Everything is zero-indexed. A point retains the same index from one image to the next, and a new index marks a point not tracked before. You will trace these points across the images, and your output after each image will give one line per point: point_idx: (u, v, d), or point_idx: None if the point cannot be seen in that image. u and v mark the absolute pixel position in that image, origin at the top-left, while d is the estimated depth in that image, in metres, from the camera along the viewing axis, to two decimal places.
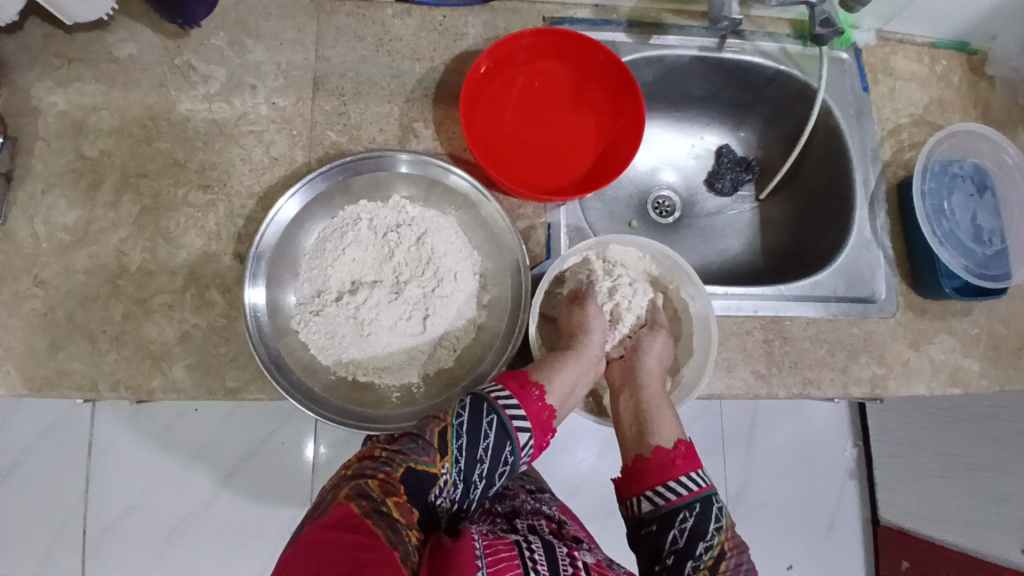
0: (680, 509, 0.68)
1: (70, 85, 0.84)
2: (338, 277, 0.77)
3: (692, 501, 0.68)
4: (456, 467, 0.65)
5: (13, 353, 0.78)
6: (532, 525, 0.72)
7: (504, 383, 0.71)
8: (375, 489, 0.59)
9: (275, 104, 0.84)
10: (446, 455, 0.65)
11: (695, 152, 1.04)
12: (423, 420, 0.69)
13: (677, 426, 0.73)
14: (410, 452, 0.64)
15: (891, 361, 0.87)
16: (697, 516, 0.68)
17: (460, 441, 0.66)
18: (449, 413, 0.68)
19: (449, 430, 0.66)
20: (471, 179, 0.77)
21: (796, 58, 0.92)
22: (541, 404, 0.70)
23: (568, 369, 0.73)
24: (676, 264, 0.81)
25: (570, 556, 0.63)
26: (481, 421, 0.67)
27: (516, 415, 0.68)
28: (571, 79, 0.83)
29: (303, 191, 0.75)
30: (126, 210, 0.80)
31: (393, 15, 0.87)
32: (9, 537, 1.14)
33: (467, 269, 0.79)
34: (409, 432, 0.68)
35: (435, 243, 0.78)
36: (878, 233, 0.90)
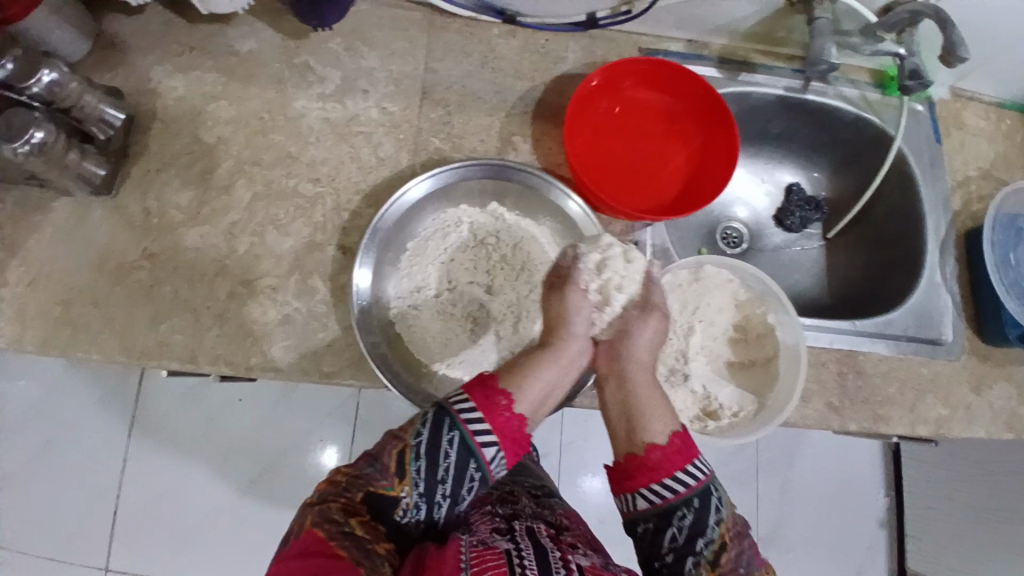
0: (678, 506, 0.65)
1: (190, 71, 0.88)
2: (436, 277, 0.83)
3: (690, 497, 0.65)
4: (416, 490, 0.64)
5: (116, 321, 0.81)
6: (530, 527, 0.69)
7: (471, 394, 0.68)
8: (338, 512, 0.59)
9: (385, 109, 0.88)
10: (405, 479, 0.64)
11: (766, 190, 1.08)
12: (385, 437, 0.67)
13: (671, 421, 0.70)
14: (367, 476, 0.64)
15: (955, 403, 0.88)
16: (695, 512, 0.65)
17: (418, 464, 0.64)
18: (409, 432, 0.65)
19: (407, 451, 0.64)
20: (585, 206, 0.82)
21: (875, 105, 0.96)
22: (509, 415, 0.67)
23: (546, 370, 0.71)
24: (767, 289, 0.77)
25: (563, 559, 0.61)
26: (441, 440, 0.64)
27: (478, 428, 0.65)
28: (666, 110, 0.87)
29: (421, 189, 0.81)
30: (239, 195, 0.84)
31: (499, 35, 0.92)
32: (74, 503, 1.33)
33: None
34: (370, 452, 0.66)
35: (530, 251, 0.84)
36: (946, 278, 0.93)
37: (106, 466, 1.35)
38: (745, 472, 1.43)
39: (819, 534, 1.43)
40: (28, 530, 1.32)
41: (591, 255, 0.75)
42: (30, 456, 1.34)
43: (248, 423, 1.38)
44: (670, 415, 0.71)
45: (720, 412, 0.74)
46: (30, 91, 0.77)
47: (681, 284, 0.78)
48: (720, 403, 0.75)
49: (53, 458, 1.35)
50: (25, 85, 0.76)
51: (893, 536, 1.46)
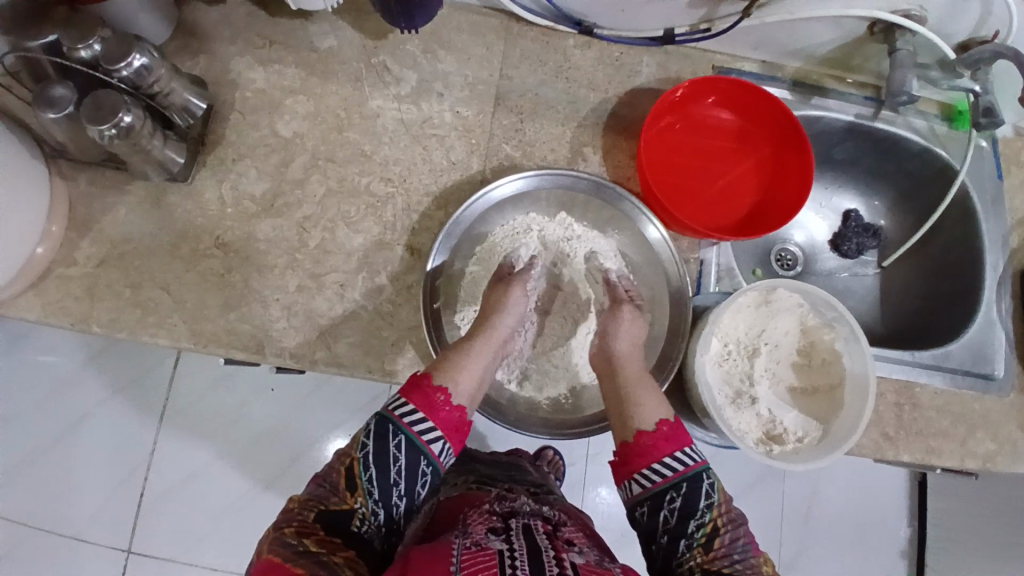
0: (667, 489, 0.67)
1: (271, 65, 0.90)
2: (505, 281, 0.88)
3: (679, 480, 0.67)
4: (372, 499, 0.65)
5: (184, 306, 0.82)
6: (527, 524, 0.70)
7: (408, 397, 0.70)
8: (291, 536, 0.58)
9: (459, 113, 0.89)
10: (357, 491, 0.65)
11: (822, 214, 1.09)
12: (335, 460, 0.68)
13: (660, 407, 0.73)
14: (320, 497, 0.64)
15: (1004, 440, 0.88)
16: (684, 495, 0.67)
17: (369, 474, 0.66)
18: (355, 446, 0.67)
19: (357, 464, 0.66)
20: (664, 232, 0.82)
21: (943, 138, 0.96)
22: (437, 398, 0.71)
23: (475, 362, 0.75)
24: (838, 316, 0.77)
25: (557, 557, 0.62)
26: (387, 445, 0.67)
27: (420, 423, 0.69)
28: (740, 131, 0.88)
29: (493, 194, 0.82)
30: (312, 190, 0.85)
31: (574, 45, 0.93)
32: (112, 480, 1.35)
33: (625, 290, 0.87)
34: (317, 477, 0.67)
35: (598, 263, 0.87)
36: (1002, 315, 0.93)
37: (137, 448, 1.36)
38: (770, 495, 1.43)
39: (838, 560, 1.43)
40: (56, 507, 1.34)
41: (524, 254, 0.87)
42: (63, 434, 1.36)
43: (276, 412, 1.39)
44: (660, 399, 0.74)
45: (784, 435, 0.76)
46: (117, 75, 0.75)
47: (750, 307, 0.78)
48: (784, 426, 0.76)
49: (86, 437, 1.36)
50: (115, 68, 0.75)
51: (913, 568, 1.45)
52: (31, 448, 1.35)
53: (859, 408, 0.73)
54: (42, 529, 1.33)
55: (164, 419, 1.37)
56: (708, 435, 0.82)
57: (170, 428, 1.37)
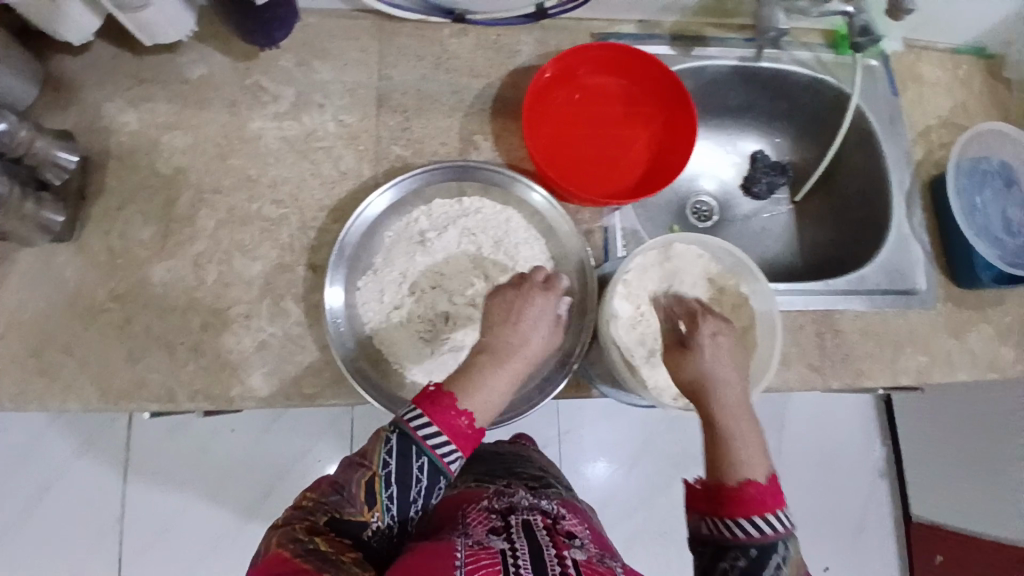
0: (734, 548, 0.56)
1: (142, 105, 0.87)
2: (423, 274, 0.81)
3: (749, 545, 0.56)
4: (389, 515, 0.60)
5: (90, 365, 0.80)
6: (527, 521, 0.67)
7: (431, 419, 0.61)
8: (301, 533, 0.55)
9: (342, 121, 0.87)
10: (375, 505, 0.59)
11: (731, 160, 1.09)
12: (350, 465, 0.62)
13: (763, 460, 0.61)
14: (333, 503, 0.59)
15: (934, 350, 0.90)
16: (750, 563, 0.55)
17: (389, 492, 0.59)
18: (375, 460, 0.60)
19: (377, 480, 0.59)
20: (548, 196, 0.81)
21: (830, 66, 0.97)
22: (456, 416, 0.62)
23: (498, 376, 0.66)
24: (738, 261, 0.79)
25: (558, 555, 0.58)
26: (410, 467, 0.59)
27: (433, 439, 0.60)
28: (626, 96, 0.87)
29: (392, 190, 0.80)
30: (202, 224, 0.83)
31: (450, 35, 0.91)
32: (82, 552, 1.31)
33: (539, 257, 0.82)
34: (334, 476, 0.62)
35: (506, 234, 0.82)
36: (916, 229, 0.94)
37: (103, 514, 1.33)
38: None
39: (818, 490, 1.44)
40: None
41: (431, 271, 0.81)
42: (21, 514, 1.31)
43: (235, 451, 1.37)
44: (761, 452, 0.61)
45: None
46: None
47: (654, 265, 0.79)
48: None
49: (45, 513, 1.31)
50: None
51: (894, 486, 1.47)
52: None
53: (768, 349, 0.75)
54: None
55: (127, 476, 1.34)
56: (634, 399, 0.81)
57: (136, 484, 1.34)
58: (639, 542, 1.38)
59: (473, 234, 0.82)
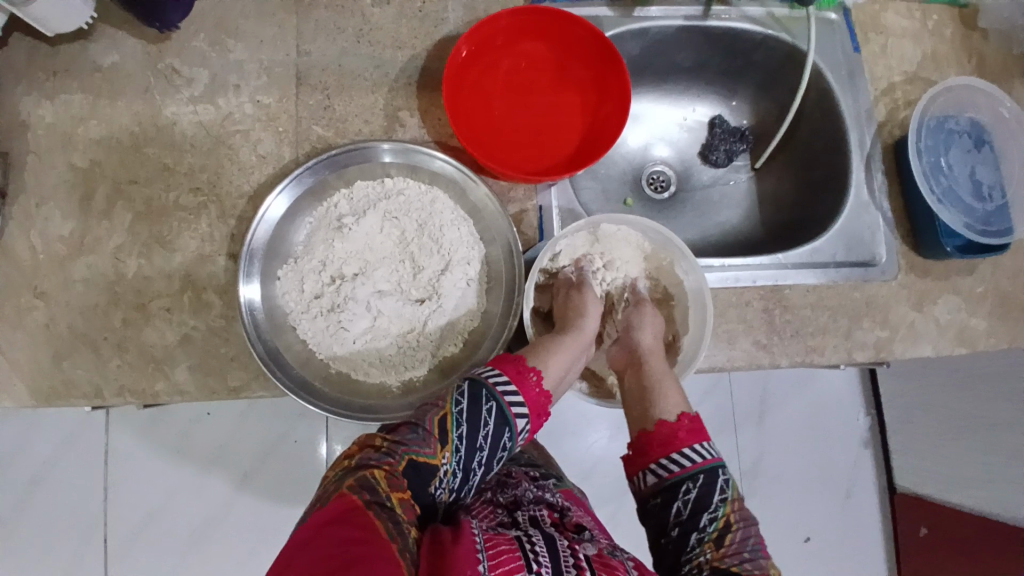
0: (683, 480, 0.67)
1: (56, 96, 0.84)
2: (345, 261, 0.78)
3: (696, 472, 0.67)
4: (456, 457, 0.62)
5: (19, 365, 0.79)
6: (534, 516, 0.67)
7: (520, 388, 0.67)
8: (380, 483, 0.55)
9: (260, 102, 0.84)
10: (446, 445, 0.62)
11: (687, 125, 1.03)
12: (421, 410, 0.65)
13: (683, 400, 0.72)
14: (410, 443, 0.60)
15: (896, 323, 0.85)
16: (701, 487, 0.67)
17: (460, 431, 0.63)
18: (448, 401, 0.65)
19: (449, 419, 0.63)
20: (456, 163, 0.76)
21: (784, 22, 0.90)
22: (538, 390, 0.69)
23: (569, 346, 0.72)
24: (667, 239, 0.78)
25: (571, 548, 0.61)
26: (480, 409, 0.65)
27: (516, 402, 0.67)
28: (554, 60, 0.82)
29: (290, 188, 0.75)
30: (120, 218, 0.81)
31: (371, 4, 0.86)
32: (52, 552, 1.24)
33: (466, 237, 0.78)
34: (407, 419, 0.63)
35: (430, 216, 0.79)
36: (876, 194, 0.88)
37: (70, 515, 1.25)
38: (720, 411, 1.38)
39: (803, 463, 1.38)
40: None
41: (354, 257, 0.78)
42: None
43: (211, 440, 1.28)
44: (681, 394, 0.73)
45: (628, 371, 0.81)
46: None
47: (584, 247, 0.80)
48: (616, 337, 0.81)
49: (12, 514, 1.24)
50: None
51: (880, 454, 1.39)
52: None
53: (700, 324, 0.76)
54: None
55: (110, 469, 1.26)
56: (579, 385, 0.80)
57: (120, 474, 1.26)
58: (617, 524, 1.29)
59: (395, 217, 0.79)
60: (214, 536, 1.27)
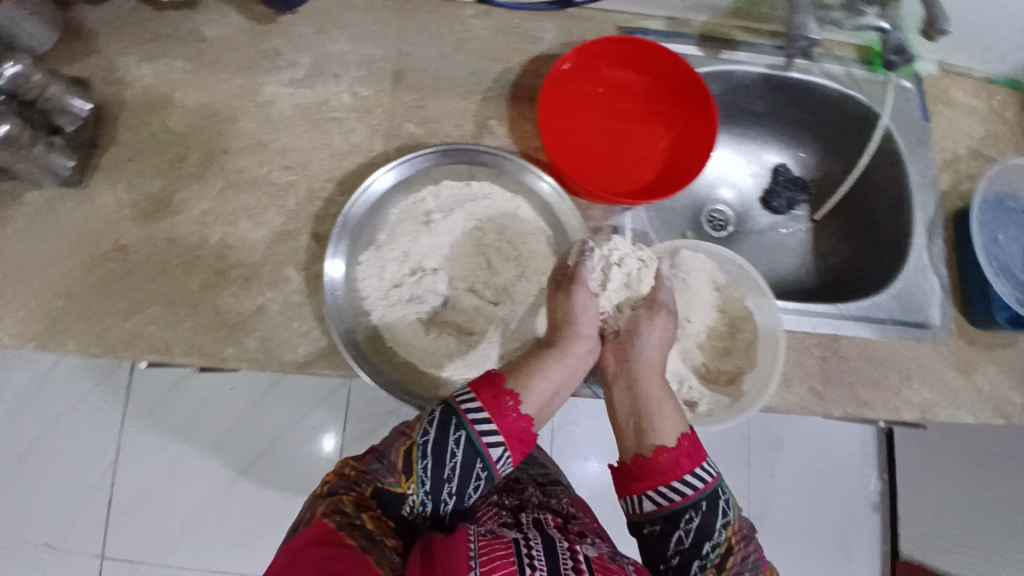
0: (685, 509, 0.65)
1: (158, 60, 0.86)
2: (426, 255, 0.81)
3: (699, 500, 0.66)
4: (423, 487, 0.64)
5: (90, 313, 0.80)
6: (537, 518, 0.67)
7: (495, 420, 0.67)
8: (349, 505, 0.59)
9: (357, 94, 0.86)
10: (411, 476, 0.64)
11: (752, 170, 1.06)
12: (392, 437, 0.68)
13: (680, 420, 0.70)
14: (376, 472, 0.64)
15: (940, 386, 0.87)
16: (703, 515, 0.65)
17: (426, 462, 0.64)
18: (416, 430, 0.66)
19: (415, 448, 0.65)
20: (556, 185, 0.80)
21: (861, 82, 0.94)
22: (515, 416, 0.68)
23: (555, 368, 0.73)
24: (744, 272, 0.78)
25: (570, 551, 0.59)
26: (448, 437, 0.65)
27: (489, 433, 0.66)
28: (650, 92, 0.85)
29: (390, 174, 0.79)
30: (211, 183, 0.83)
31: (473, 15, 0.89)
32: (66, 501, 1.28)
33: (544, 248, 0.82)
34: (376, 449, 0.67)
35: (512, 223, 0.82)
36: (935, 260, 0.91)
37: (88, 467, 1.29)
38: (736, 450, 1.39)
39: (811, 516, 1.38)
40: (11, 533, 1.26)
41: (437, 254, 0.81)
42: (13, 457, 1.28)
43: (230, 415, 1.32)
44: (678, 412, 0.72)
45: (695, 405, 0.75)
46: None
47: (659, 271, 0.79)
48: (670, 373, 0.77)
49: (37, 456, 1.28)
50: None
51: (887, 518, 1.41)
52: None
53: (768, 366, 0.74)
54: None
55: (127, 421, 1.31)
56: None
57: (134, 428, 1.30)
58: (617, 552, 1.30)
59: (480, 220, 0.82)
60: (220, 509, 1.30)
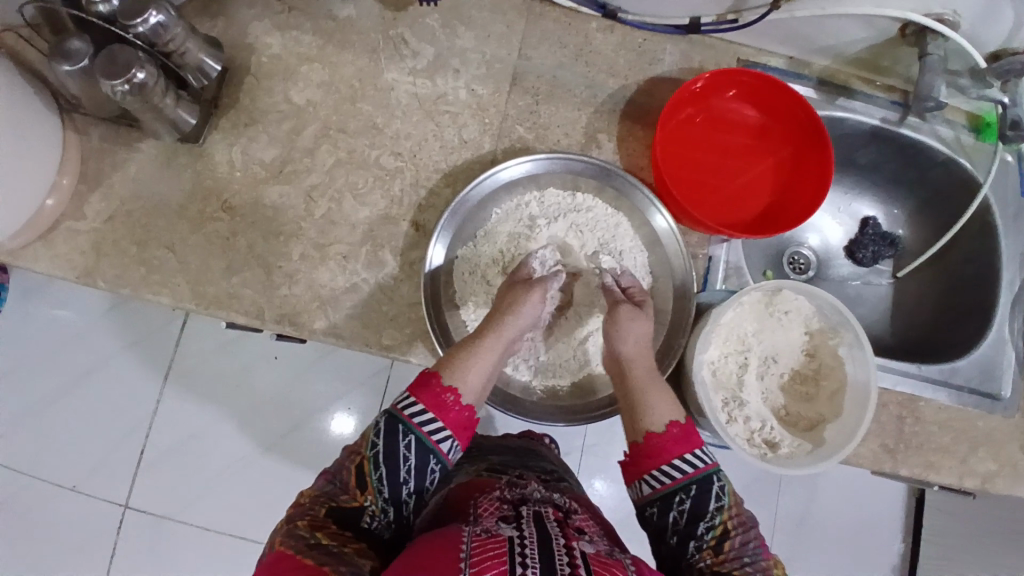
0: (676, 491, 0.68)
1: (287, 31, 0.88)
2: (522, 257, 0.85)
3: (688, 483, 0.68)
4: (381, 497, 0.64)
5: (188, 267, 0.82)
6: (538, 512, 0.65)
7: (436, 415, 0.68)
8: (304, 528, 0.57)
9: (474, 91, 0.88)
10: (367, 489, 0.65)
11: (840, 220, 1.07)
12: (343, 457, 0.68)
13: (672, 407, 0.72)
14: (329, 494, 0.64)
15: (1006, 461, 0.86)
16: (694, 498, 0.67)
17: (379, 473, 0.65)
18: (365, 445, 0.67)
19: (366, 462, 0.65)
20: (671, 222, 0.82)
21: (968, 150, 0.93)
22: (459, 408, 0.70)
23: (483, 357, 0.74)
24: (844, 321, 0.77)
25: (567, 548, 0.56)
26: (397, 445, 0.66)
27: (434, 429, 0.68)
28: (763, 130, 0.87)
29: (498, 175, 0.81)
30: (322, 158, 0.85)
31: (597, 29, 0.90)
32: (111, 439, 1.32)
33: (638, 265, 0.85)
34: (329, 472, 0.67)
35: (610, 237, 0.85)
36: (1015, 334, 0.91)
37: (136, 410, 1.33)
38: (768, 498, 1.36)
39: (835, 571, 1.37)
40: (55, 462, 1.31)
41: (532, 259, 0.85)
42: (67, 388, 1.33)
43: (275, 382, 1.35)
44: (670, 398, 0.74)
45: (776, 443, 0.77)
46: (115, 89, 0.71)
47: (755, 306, 0.80)
48: (746, 404, 0.78)
49: (91, 392, 1.33)
50: (130, 24, 0.71)
51: None
52: (35, 404, 1.32)
53: (855, 417, 0.75)
54: (29, 484, 1.30)
55: (168, 379, 1.34)
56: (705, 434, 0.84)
57: (174, 387, 1.34)
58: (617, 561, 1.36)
59: (581, 230, 0.85)
60: (254, 471, 1.33)
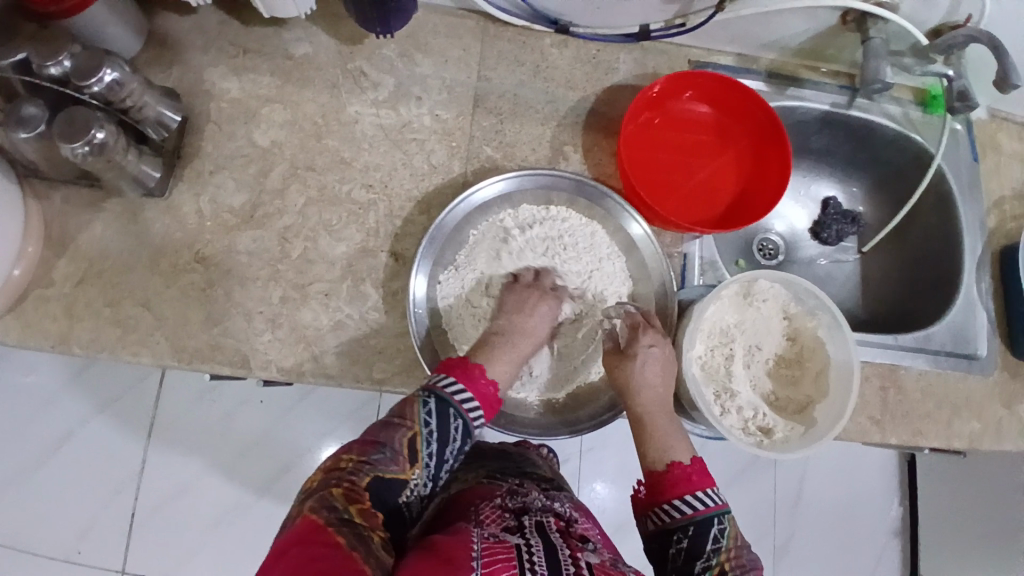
0: (676, 530, 0.70)
1: (244, 74, 0.87)
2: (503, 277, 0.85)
3: (687, 523, 0.69)
4: (426, 470, 0.69)
5: (166, 322, 0.80)
6: (540, 522, 0.66)
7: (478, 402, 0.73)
8: (341, 500, 0.58)
9: (438, 116, 0.88)
10: (416, 461, 0.68)
11: (802, 203, 1.10)
12: (388, 424, 0.69)
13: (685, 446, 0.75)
14: (378, 462, 0.65)
15: (988, 419, 0.89)
16: (692, 537, 0.69)
17: (431, 449, 0.69)
18: (417, 421, 0.68)
19: (419, 438, 0.68)
20: (647, 227, 0.84)
21: (917, 125, 0.98)
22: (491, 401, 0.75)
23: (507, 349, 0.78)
24: (819, 303, 0.81)
25: (572, 556, 0.57)
26: (449, 425, 0.70)
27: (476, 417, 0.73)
28: (721, 126, 0.90)
29: (472, 198, 0.82)
30: (293, 199, 0.84)
31: (551, 44, 0.92)
32: (99, 504, 1.28)
33: (620, 272, 0.86)
34: (373, 438, 0.67)
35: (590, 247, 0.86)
36: (982, 296, 0.94)
37: (123, 472, 1.29)
38: (764, 481, 1.39)
39: (837, 544, 1.41)
40: (42, 536, 1.26)
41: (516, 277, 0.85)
42: (48, 458, 1.28)
43: (263, 425, 1.33)
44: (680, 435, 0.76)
45: (770, 429, 0.78)
46: (75, 152, 0.70)
47: (734, 299, 0.82)
48: (737, 393, 0.79)
49: (73, 458, 1.28)
50: (84, 84, 0.71)
51: (906, 545, 1.45)
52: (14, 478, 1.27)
53: (843, 395, 0.78)
54: (14, 564, 1.24)
55: (153, 437, 1.30)
56: (700, 428, 0.85)
57: (161, 443, 1.30)
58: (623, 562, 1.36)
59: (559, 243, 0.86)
60: (252, 518, 1.30)
